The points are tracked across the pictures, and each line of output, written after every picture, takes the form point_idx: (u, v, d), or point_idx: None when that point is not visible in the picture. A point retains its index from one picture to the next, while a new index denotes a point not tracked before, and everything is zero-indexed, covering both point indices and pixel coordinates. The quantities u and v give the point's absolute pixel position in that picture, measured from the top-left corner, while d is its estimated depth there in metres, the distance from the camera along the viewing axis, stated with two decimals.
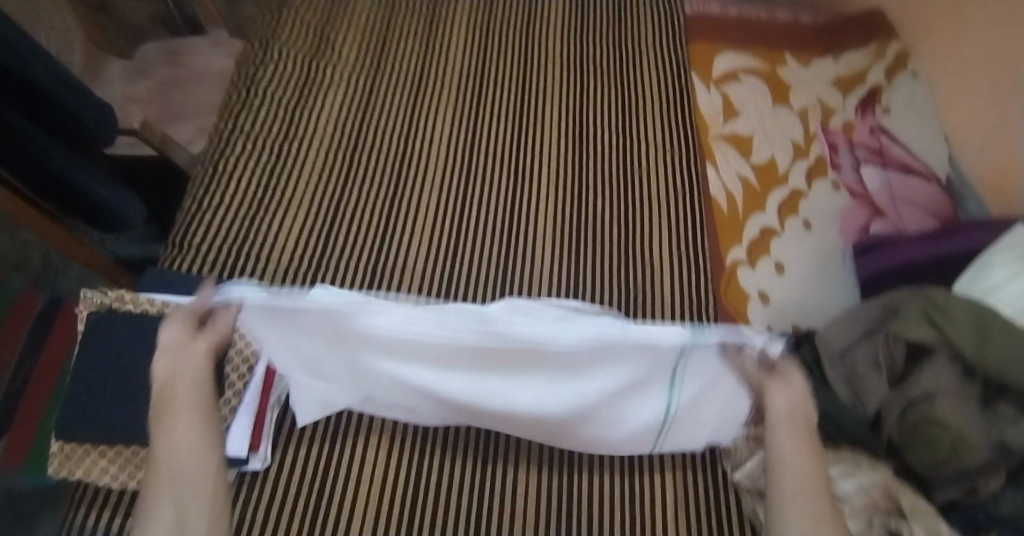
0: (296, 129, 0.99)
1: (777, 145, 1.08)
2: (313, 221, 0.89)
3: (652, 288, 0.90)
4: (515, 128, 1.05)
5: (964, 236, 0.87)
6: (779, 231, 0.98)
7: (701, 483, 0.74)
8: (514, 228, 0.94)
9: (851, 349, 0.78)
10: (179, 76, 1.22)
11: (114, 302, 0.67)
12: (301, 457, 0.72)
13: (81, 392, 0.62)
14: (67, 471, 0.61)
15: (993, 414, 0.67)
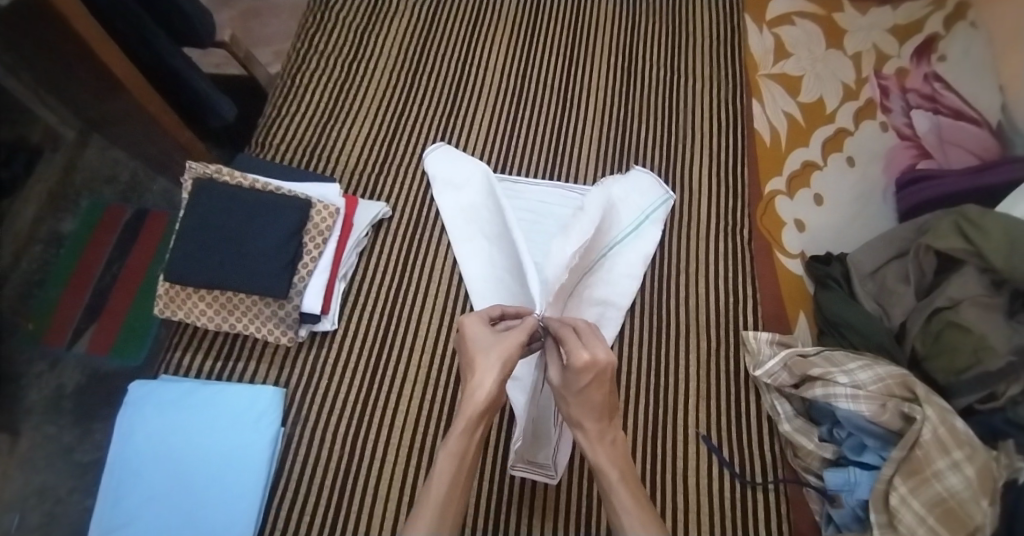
0: (363, 50, 1.05)
1: (827, 85, 1.09)
2: (378, 130, 0.96)
3: (690, 225, 0.94)
4: (567, 60, 1.09)
5: (1009, 168, 0.86)
6: (821, 166, 1.00)
7: (727, 379, 0.81)
8: (561, 151, 0.99)
9: (882, 268, 0.80)
10: (259, 6, 1.30)
11: (213, 173, 0.77)
12: (361, 322, 0.81)
13: (183, 245, 0.72)
14: (173, 308, 0.74)
15: (1019, 323, 0.70)
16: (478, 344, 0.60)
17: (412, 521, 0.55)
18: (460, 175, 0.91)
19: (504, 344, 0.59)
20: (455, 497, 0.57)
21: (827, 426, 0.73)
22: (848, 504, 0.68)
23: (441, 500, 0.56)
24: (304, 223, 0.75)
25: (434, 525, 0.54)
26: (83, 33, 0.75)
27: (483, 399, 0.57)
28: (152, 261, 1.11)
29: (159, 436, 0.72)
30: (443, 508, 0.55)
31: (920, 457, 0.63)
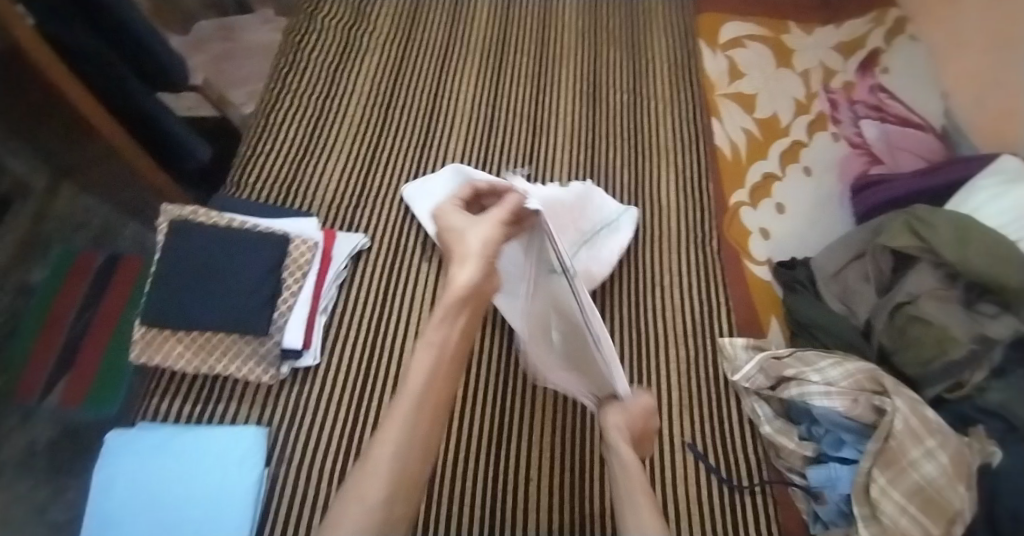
0: (335, 88, 1.08)
1: (780, 101, 1.15)
2: (352, 164, 0.98)
3: (661, 239, 0.98)
4: (534, 89, 1.13)
5: (954, 168, 0.91)
6: (781, 177, 1.05)
7: (708, 386, 0.84)
8: (532, 175, 1.02)
9: (844, 269, 0.84)
10: (230, 50, 1.32)
11: (188, 215, 0.77)
12: (344, 353, 0.81)
13: (159, 287, 0.72)
14: (149, 353, 0.73)
15: (977, 313, 0.73)
16: (456, 230, 0.65)
17: (387, 417, 0.52)
18: (437, 184, 0.92)
19: (483, 225, 0.62)
20: (437, 391, 0.54)
21: (805, 425, 0.75)
22: (832, 500, 0.70)
23: (416, 396, 0.52)
24: (282, 259, 0.76)
25: (408, 426, 0.51)
26: (67, 91, 0.78)
27: (466, 279, 0.59)
28: (124, 307, 1.08)
29: (139, 484, 0.71)
30: (417, 410, 0.52)
31: (896, 448, 0.65)
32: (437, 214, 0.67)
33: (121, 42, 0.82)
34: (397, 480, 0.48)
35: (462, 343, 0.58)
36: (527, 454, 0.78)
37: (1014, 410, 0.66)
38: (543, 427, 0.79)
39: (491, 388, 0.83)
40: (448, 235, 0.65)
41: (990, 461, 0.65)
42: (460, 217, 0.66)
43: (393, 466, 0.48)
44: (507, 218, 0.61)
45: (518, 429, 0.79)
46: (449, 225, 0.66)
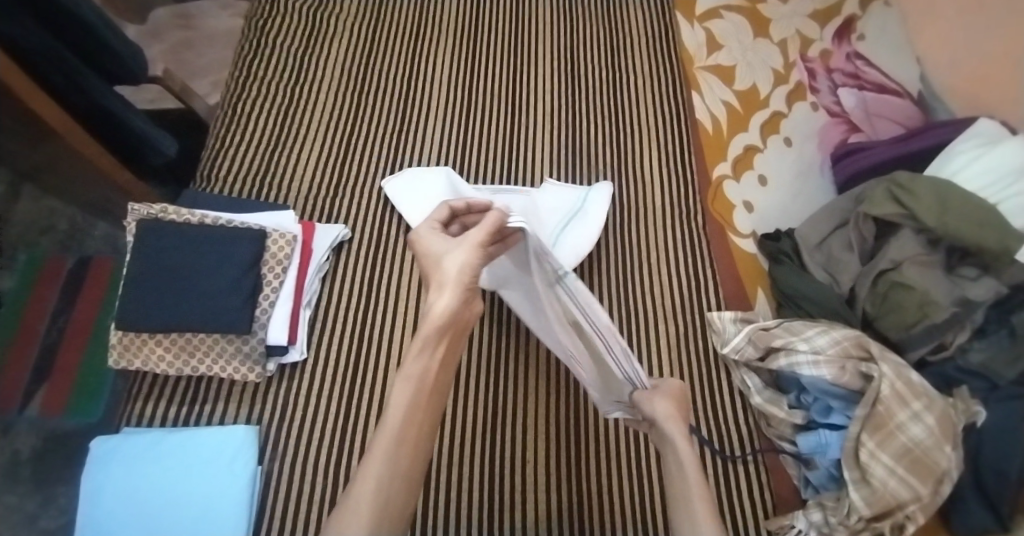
0: (304, 74, 1.04)
1: (759, 72, 1.15)
2: (327, 153, 0.95)
3: (646, 217, 0.97)
4: (510, 68, 1.11)
5: (932, 134, 0.92)
6: (762, 148, 1.05)
7: (698, 360, 0.84)
8: (513, 156, 1.00)
9: (827, 239, 0.85)
10: (190, 38, 1.26)
11: (159, 214, 0.74)
12: (332, 347, 0.79)
13: (133, 289, 0.69)
14: (128, 359, 0.71)
15: (958, 276, 0.75)
16: (432, 252, 0.59)
17: (368, 450, 0.51)
18: (425, 184, 0.89)
19: (461, 248, 0.57)
20: (415, 426, 0.53)
21: (794, 393, 0.76)
22: (823, 465, 0.71)
23: (396, 429, 0.52)
24: (260, 254, 0.73)
25: (390, 458, 0.50)
26: (14, 86, 0.72)
27: (440, 310, 0.55)
28: (99, 312, 1.06)
29: (127, 492, 0.69)
30: (398, 441, 0.51)
31: (884, 412, 0.66)
32: (409, 238, 0.60)
33: (65, 29, 0.77)
34: (380, 515, 0.48)
35: (441, 376, 0.57)
36: (521, 442, 0.77)
37: (995, 369, 0.68)
38: (536, 412, 0.79)
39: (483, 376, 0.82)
40: (423, 256, 0.59)
41: (975, 420, 0.66)
42: (434, 236, 0.60)
43: (376, 501, 0.48)
44: (487, 239, 0.56)
45: (511, 417, 0.79)
46: (424, 247, 0.59)
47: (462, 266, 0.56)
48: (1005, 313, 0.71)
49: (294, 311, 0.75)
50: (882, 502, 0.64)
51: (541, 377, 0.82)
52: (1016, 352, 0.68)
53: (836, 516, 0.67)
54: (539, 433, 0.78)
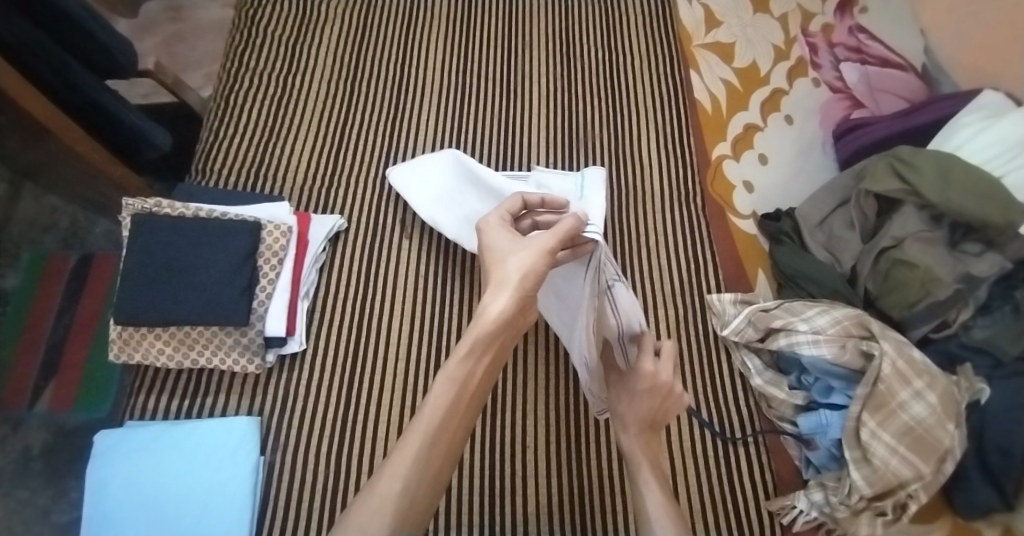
0: (296, 63, 1.03)
1: (758, 48, 1.12)
2: (322, 142, 0.95)
3: (645, 200, 0.96)
4: (504, 51, 1.09)
5: (936, 108, 0.89)
6: (762, 127, 1.03)
7: (698, 343, 0.83)
8: (509, 140, 0.99)
9: (829, 218, 0.83)
10: (182, 30, 1.26)
11: (153, 208, 0.74)
12: (332, 337, 0.80)
13: (129, 285, 0.69)
14: (128, 352, 0.71)
15: (961, 252, 0.73)
16: (497, 250, 0.58)
17: (401, 444, 0.51)
18: (422, 173, 0.88)
19: (528, 250, 0.56)
20: (451, 429, 0.53)
21: (795, 374, 0.76)
22: (823, 446, 0.71)
23: (431, 431, 0.51)
24: (255, 246, 0.73)
25: (421, 457, 0.50)
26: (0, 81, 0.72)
27: (500, 310, 0.53)
28: (103, 307, 1.06)
29: (133, 484, 0.70)
30: (431, 443, 0.51)
31: (884, 391, 0.65)
32: (479, 229, 0.61)
33: (49, 21, 0.76)
34: (404, 513, 0.48)
35: (484, 382, 0.55)
36: (524, 430, 0.76)
37: (999, 345, 0.68)
38: (540, 398, 0.78)
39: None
40: (489, 247, 0.59)
41: (978, 397, 0.66)
42: (501, 231, 0.60)
43: (397, 506, 0.48)
44: (556, 245, 0.56)
45: (515, 404, 0.78)
46: (492, 240, 0.59)
47: (529, 267, 0.55)
48: (1009, 289, 0.70)
49: (290, 304, 0.75)
50: (883, 481, 0.64)
51: (542, 363, 0.81)
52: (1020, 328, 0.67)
53: (837, 495, 0.67)
54: (541, 419, 0.77)
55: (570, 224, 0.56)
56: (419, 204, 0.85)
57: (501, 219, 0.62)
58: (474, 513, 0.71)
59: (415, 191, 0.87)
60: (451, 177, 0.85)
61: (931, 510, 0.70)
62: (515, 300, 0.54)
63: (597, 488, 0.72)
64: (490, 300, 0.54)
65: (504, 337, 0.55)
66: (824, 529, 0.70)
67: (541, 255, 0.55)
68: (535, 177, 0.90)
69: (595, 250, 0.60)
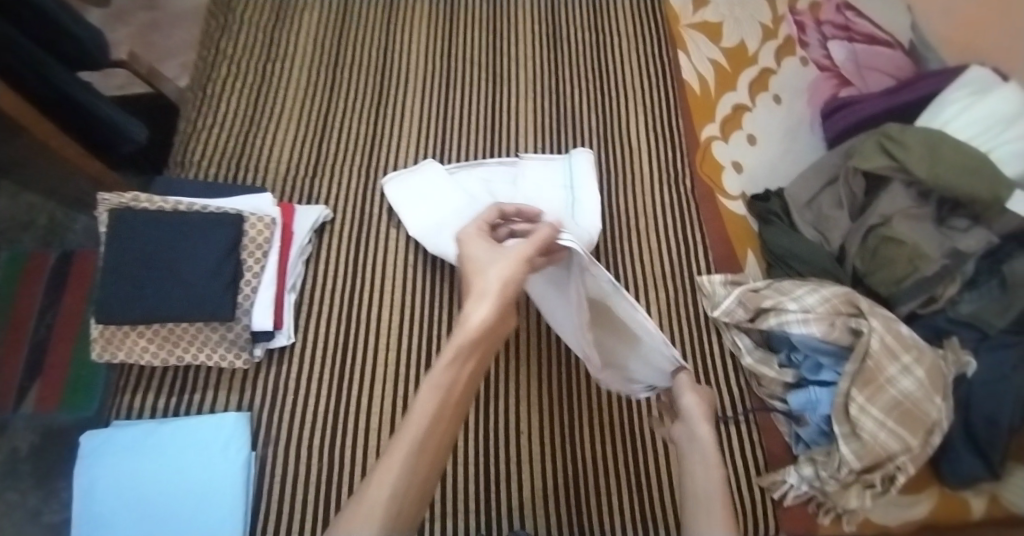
0: (276, 49, 1.00)
1: (746, 28, 1.11)
2: (304, 131, 0.93)
3: (634, 183, 0.95)
4: (490, 33, 1.07)
5: (924, 85, 0.89)
6: (751, 107, 1.02)
7: (689, 325, 0.83)
8: (496, 125, 0.98)
9: (817, 196, 0.83)
10: (156, 19, 1.22)
11: (130, 202, 0.72)
12: (322, 330, 0.78)
13: (109, 282, 0.67)
14: (111, 351, 0.69)
15: (948, 228, 0.74)
16: (477, 260, 0.59)
17: (385, 456, 0.47)
18: (420, 188, 0.86)
19: (506, 259, 0.58)
20: (437, 438, 0.49)
21: (785, 352, 0.76)
22: (813, 422, 0.71)
23: (418, 439, 0.48)
24: (238, 239, 0.72)
25: (408, 469, 0.46)
26: None
27: (481, 318, 0.53)
28: (85, 306, 1.04)
29: (123, 485, 0.69)
30: (417, 453, 0.47)
31: (874, 367, 0.65)
32: (458, 239, 0.62)
33: (16, 12, 0.73)
34: (395, 520, 0.44)
35: (468, 389, 0.52)
36: (519, 417, 0.76)
37: (986, 319, 0.68)
38: (533, 383, 0.78)
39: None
40: (469, 259, 0.60)
41: (965, 371, 0.67)
42: (480, 242, 0.62)
43: (387, 512, 0.44)
44: (534, 252, 0.58)
45: (509, 392, 0.78)
46: (470, 251, 0.61)
47: (509, 275, 0.56)
48: (996, 263, 0.71)
49: (275, 296, 0.74)
50: (873, 454, 0.64)
51: (535, 350, 0.81)
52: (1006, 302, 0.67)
53: (827, 470, 0.67)
54: (536, 406, 0.77)
55: (549, 233, 0.58)
56: (419, 219, 0.83)
57: (480, 232, 0.64)
58: (471, 500, 0.71)
59: (412, 205, 0.85)
60: (450, 190, 0.85)
61: (921, 483, 0.71)
62: (496, 307, 0.54)
63: (594, 473, 0.72)
64: (472, 308, 0.55)
65: (488, 342, 0.54)
66: (814, 503, 0.71)
67: (521, 264, 0.57)
68: (523, 163, 0.89)
69: (572, 256, 0.61)
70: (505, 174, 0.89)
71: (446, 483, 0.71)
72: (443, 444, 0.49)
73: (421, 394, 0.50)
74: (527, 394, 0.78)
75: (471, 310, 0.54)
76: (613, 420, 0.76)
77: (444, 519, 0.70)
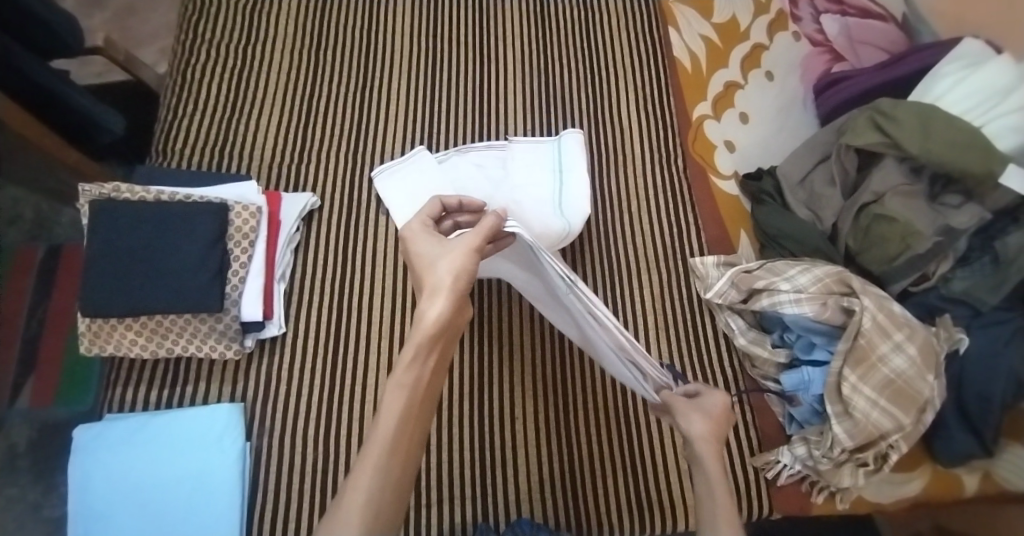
0: (257, 33, 0.98)
1: (737, 2, 1.09)
2: (288, 116, 0.91)
3: (625, 164, 0.94)
4: (476, 12, 1.05)
5: (916, 58, 0.88)
6: (742, 84, 1.01)
7: (681, 307, 0.83)
8: (483, 106, 0.96)
9: (811, 174, 0.82)
10: (132, 2, 1.19)
11: (111, 193, 0.71)
12: (312, 319, 0.78)
13: (93, 275, 0.66)
14: (100, 345, 0.69)
15: (941, 205, 0.73)
16: (425, 256, 0.56)
17: (357, 466, 0.47)
18: (411, 182, 0.84)
19: (454, 252, 0.54)
20: (408, 436, 0.49)
21: (778, 333, 0.76)
22: (806, 401, 0.71)
23: (390, 436, 0.48)
24: (224, 228, 0.71)
25: (382, 468, 0.46)
26: None
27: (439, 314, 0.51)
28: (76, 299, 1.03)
29: (118, 478, 0.69)
30: (392, 449, 0.47)
31: (865, 346, 0.65)
32: (400, 235, 0.57)
33: None
34: (374, 517, 0.45)
35: (432, 387, 0.52)
36: (513, 402, 0.76)
37: (979, 296, 0.68)
38: (527, 368, 0.78)
39: (468, 338, 0.80)
40: (415, 255, 0.56)
41: (957, 347, 0.67)
42: (425, 233, 0.58)
43: (365, 511, 0.44)
44: (482, 243, 0.54)
45: (502, 377, 0.78)
46: (416, 248, 0.57)
47: (462, 270, 0.53)
48: (989, 239, 0.70)
49: (260, 287, 0.72)
50: (864, 433, 0.65)
51: (527, 333, 0.80)
52: (998, 278, 0.67)
53: (819, 449, 0.68)
54: (529, 390, 0.77)
55: (489, 222, 0.54)
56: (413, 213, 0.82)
57: (427, 222, 0.60)
58: (467, 484, 0.71)
59: (404, 197, 0.83)
60: (444, 184, 0.85)
61: (912, 460, 0.72)
62: (450, 306, 0.52)
63: (588, 455, 0.73)
64: (426, 305, 0.52)
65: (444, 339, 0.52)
66: (808, 482, 0.71)
67: (469, 254, 0.53)
68: (512, 148, 0.88)
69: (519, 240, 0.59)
70: (495, 160, 0.88)
71: (442, 469, 0.72)
72: (414, 444, 0.49)
73: (387, 395, 0.50)
74: (519, 378, 0.78)
75: (424, 309, 0.52)
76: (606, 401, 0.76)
77: (442, 504, 0.70)
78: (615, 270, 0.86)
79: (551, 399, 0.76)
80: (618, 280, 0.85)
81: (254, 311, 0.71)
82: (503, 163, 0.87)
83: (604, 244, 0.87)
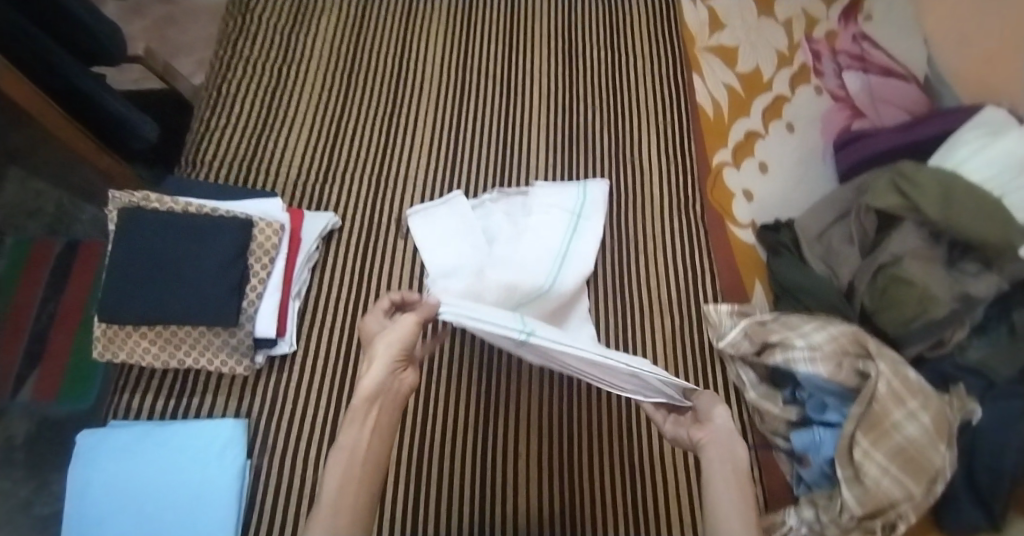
0: (293, 52, 1.01)
1: (762, 54, 1.11)
2: (317, 136, 0.93)
3: (643, 205, 0.95)
4: (506, 46, 1.08)
5: (938, 121, 0.89)
6: (763, 134, 1.02)
7: (691, 353, 0.83)
8: (508, 139, 0.98)
9: (828, 230, 0.83)
10: (172, 12, 1.22)
11: (141, 201, 0.72)
12: (323, 339, 0.78)
13: (114, 282, 0.67)
14: (113, 351, 0.69)
15: (959, 272, 0.73)
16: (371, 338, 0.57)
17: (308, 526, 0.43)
18: (440, 226, 0.84)
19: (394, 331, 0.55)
20: (352, 496, 0.46)
21: (790, 389, 0.75)
22: (815, 463, 0.70)
23: (331, 496, 0.45)
24: (247, 244, 0.71)
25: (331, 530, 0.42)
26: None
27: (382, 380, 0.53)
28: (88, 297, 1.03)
29: (116, 487, 0.68)
30: (336, 503, 0.44)
31: (878, 409, 0.65)
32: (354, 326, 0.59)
33: None
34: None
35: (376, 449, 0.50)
36: (515, 437, 0.76)
37: (993, 367, 0.68)
38: (531, 403, 0.78)
39: (476, 368, 0.80)
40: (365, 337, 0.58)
41: (970, 418, 0.66)
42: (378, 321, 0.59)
43: None
44: (421, 323, 0.55)
45: (506, 410, 0.77)
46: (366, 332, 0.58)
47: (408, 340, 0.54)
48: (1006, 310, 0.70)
49: (276, 307, 0.72)
50: (875, 500, 0.63)
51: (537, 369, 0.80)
52: None
53: (828, 514, 0.67)
54: (533, 425, 0.76)
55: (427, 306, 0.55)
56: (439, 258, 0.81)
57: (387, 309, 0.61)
58: (460, 518, 0.71)
59: (430, 238, 0.84)
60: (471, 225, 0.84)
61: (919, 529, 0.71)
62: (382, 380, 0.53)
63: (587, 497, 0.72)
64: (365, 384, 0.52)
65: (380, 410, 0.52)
66: None
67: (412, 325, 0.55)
68: (535, 192, 0.88)
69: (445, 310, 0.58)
70: (519, 205, 0.88)
71: (439, 499, 0.72)
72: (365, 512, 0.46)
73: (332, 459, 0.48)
74: (522, 413, 0.77)
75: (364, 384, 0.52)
76: (609, 445, 0.75)
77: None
78: (627, 311, 0.86)
79: (551, 436, 0.76)
80: (630, 322, 0.85)
81: (268, 329, 0.71)
82: (523, 206, 0.88)
83: (618, 287, 0.88)
